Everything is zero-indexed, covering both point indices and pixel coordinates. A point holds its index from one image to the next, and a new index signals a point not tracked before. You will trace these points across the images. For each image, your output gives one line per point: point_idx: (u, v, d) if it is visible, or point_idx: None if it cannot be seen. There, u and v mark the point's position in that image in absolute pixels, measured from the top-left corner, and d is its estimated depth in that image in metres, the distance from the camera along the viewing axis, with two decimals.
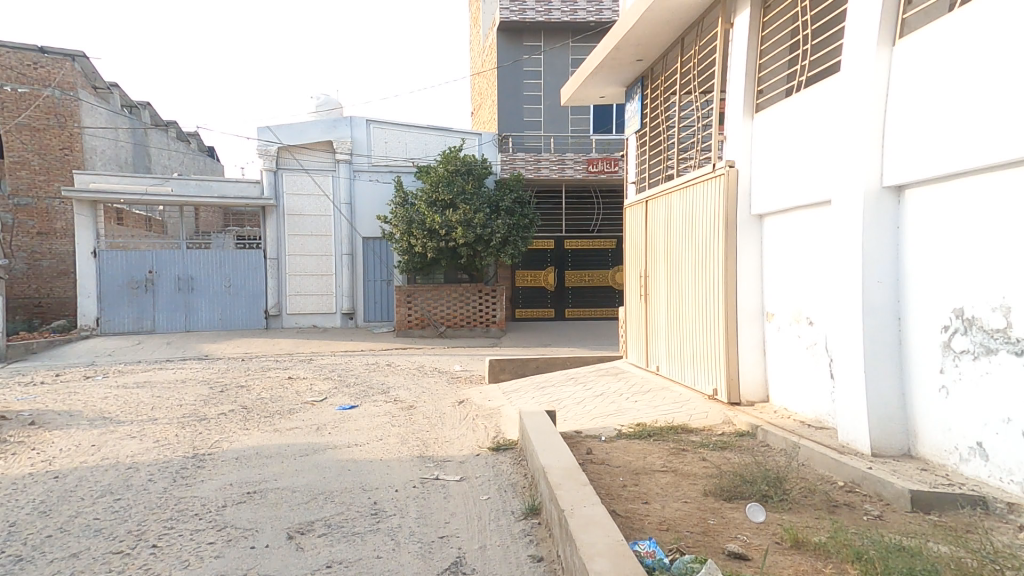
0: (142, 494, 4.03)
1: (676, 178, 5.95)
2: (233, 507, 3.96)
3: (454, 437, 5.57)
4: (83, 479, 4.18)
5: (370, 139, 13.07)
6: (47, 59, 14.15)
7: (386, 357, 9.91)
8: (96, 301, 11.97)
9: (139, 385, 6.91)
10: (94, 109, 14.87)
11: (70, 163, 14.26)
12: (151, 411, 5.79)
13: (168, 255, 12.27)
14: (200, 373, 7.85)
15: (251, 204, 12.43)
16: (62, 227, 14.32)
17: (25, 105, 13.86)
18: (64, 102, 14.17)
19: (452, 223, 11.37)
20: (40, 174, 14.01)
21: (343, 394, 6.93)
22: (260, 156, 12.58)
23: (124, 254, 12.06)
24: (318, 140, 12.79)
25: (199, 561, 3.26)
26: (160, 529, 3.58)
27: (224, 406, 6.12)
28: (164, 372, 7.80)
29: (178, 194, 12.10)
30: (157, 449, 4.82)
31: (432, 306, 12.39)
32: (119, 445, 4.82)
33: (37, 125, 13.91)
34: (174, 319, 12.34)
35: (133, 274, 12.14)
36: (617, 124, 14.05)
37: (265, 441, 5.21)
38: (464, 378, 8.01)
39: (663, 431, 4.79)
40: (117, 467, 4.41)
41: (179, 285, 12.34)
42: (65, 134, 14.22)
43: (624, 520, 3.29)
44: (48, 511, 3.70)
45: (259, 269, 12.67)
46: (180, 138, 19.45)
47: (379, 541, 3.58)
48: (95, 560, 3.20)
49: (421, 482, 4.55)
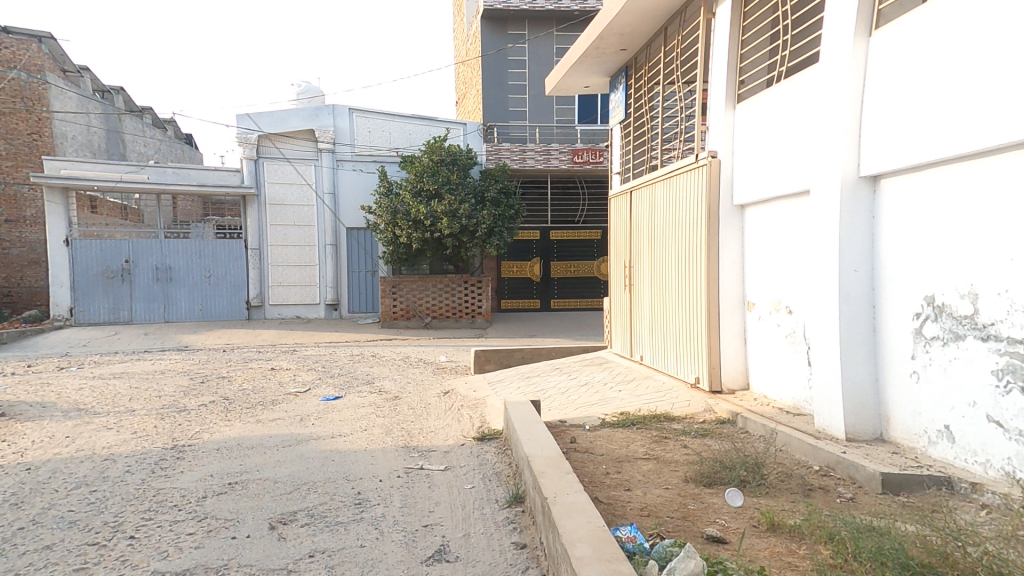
0: (119, 486, 3.97)
1: (660, 168, 5.97)
2: (213, 497, 3.92)
3: (439, 427, 5.58)
4: (57, 470, 4.11)
5: (354, 128, 12.90)
6: (12, 40, 13.68)
7: (371, 348, 9.87)
8: (70, 291, 11.70)
9: (115, 376, 6.79)
10: (63, 93, 14.46)
11: (39, 149, 13.87)
12: (128, 403, 5.70)
13: (145, 244, 12.02)
14: (178, 364, 7.74)
15: (232, 193, 12.21)
16: (32, 215, 13.97)
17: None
18: (30, 85, 13.75)
19: (437, 213, 11.29)
20: (7, 160, 13.58)
21: (326, 384, 6.89)
22: (240, 144, 12.34)
23: (99, 243, 11.80)
24: (300, 128, 12.60)
25: (178, 552, 3.23)
26: (138, 521, 3.54)
27: (204, 397, 6.05)
28: (142, 363, 7.68)
29: (155, 182, 11.83)
30: (135, 440, 4.75)
31: (419, 298, 12.34)
32: (94, 437, 4.75)
33: (3, 109, 13.48)
34: (152, 309, 12.14)
35: (108, 263, 11.89)
36: (601, 114, 14.07)
37: (246, 432, 5.16)
38: (449, 369, 8.01)
39: (646, 419, 4.85)
40: (93, 459, 4.35)
41: (156, 275, 12.12)
42: (33, 119, 13.80)
43: (607, 507, 3.33)
44: (21, 504, 3.63)
45: (241, 259, 12.49)
46: (156, 125, 19.00)
47: (362, 530, 3.58)
48: (70, 552, 3.16)
49: (405, 472, 4.55)
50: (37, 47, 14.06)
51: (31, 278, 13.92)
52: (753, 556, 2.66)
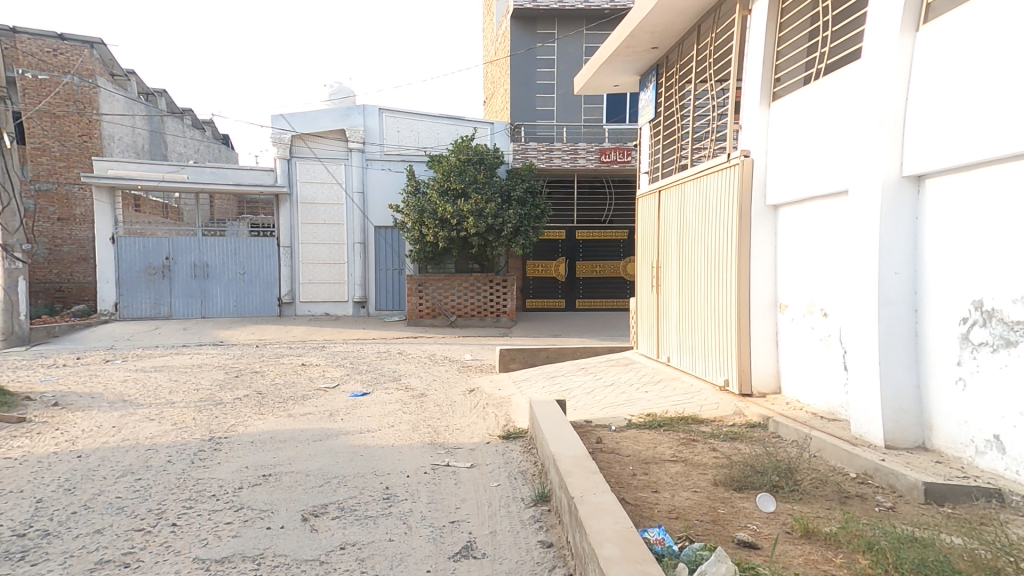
0: (161, 475, 4.12)
1: (689, 167, 5.89)
2: (248, 489, 4.03)
3: (464, 425, 5.62)
4: (106, 458, 4.29)
5: (382, 127, 13.06)
6: (66, 46, 14.36)
7: (398, 345, 9.99)
8: (115, 288, 12.14)
9: (158, 369, 7.03)
10: (111, 96, 15.09)
11: (89, 150, 14.38)
12: (169, 395, 5.91)
13: (185, 242, 12.39)
14: (218, 359, 7.99)
15: (266, 191, 12.51)
16: (82, 213, 14.52)
17: (43, 94, 14.00)
18: (82, 89, 14.31)
19: (464, 212, 11.35)
20: (60, 161, 14.19)
21: (354, 380, 7.00)
22: (274, 144, 12.62)
23: (142, 241, 12.22)
24: (331, 128, 12.81)
25: (217, 540, 3.34)
26: (179, 509, 3.68)
27: (239, 391, 6.24)
28: (180, 358, 7.93)
29: (194, 182, 12.19)
30: (176, 431, 4.92)
31: (444, 296, 12.45)
32: (139, 427, 4.94)
33: (57, 112, 14.06)
34: (191, 304, 12.51)
35: (150, 260, 12.31)
36: (631, 113, 13.95)
37: (280, 426, 5.30)
38: (474, 367, 8.05)
39: (673, 421, 4.81)
40: (137, 448, 4.52)
41: (194, 272, 12.48)
42: (84, 121, 14.30)
43: (634, 508, 3.32)
44: (74, 489, 3.80)
45: (273, 257, 12.78)
46: (196, 125, 19.69)
47: (390, 524, 3.65)
48: (118, 537, 3.30)
49: (432, 468, 4.61)
50: (90, 52, 14.62)
51: (80, 274, 14.49)
52: (786, 563, 2.62)
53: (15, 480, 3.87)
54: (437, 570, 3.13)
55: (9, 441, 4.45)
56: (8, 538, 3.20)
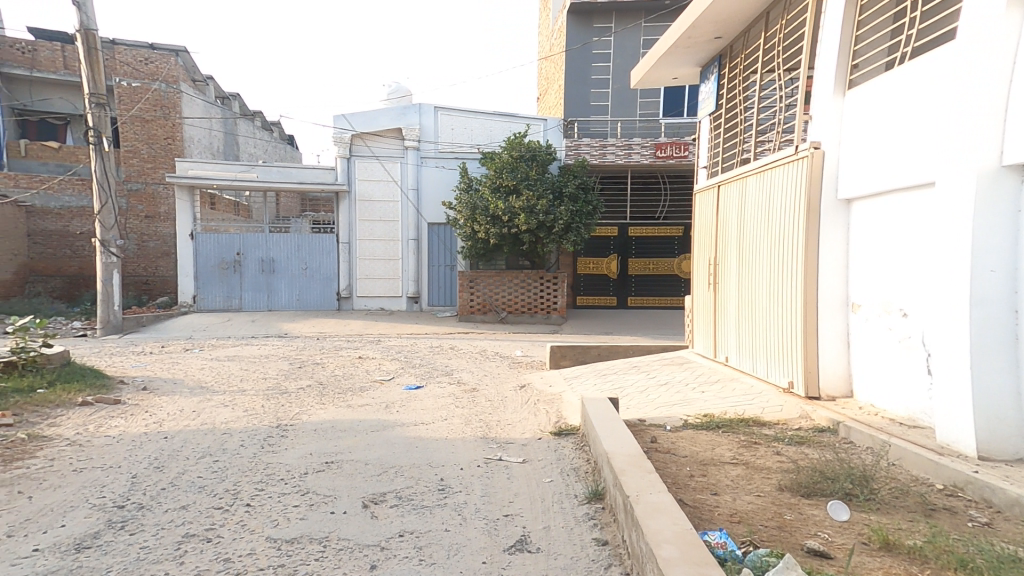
0: (235, 458, 4.37)
1: (752, 161, 5.70)
2: (313, 474, 4.22)
3: (515, 421, 5.66)
4: (188, 440, 4.59)
5: (437, 125, 13.34)
6: (156, 55, 15.31)
7: (450, 340, 10.17)
8: (194, 280, 12.96)
9: (230, 358, 7.47)
10: (192, 101, 16.04)
11: (173, 152, 15.38)
12: (240, 383, 6.27)
13: (254, 238, 13.05)
14: (285, 350, 8.40)
15: (328, 189, 13.03)
16: (165, 211, 15.58)
17: (136, 100, 15.13)
18: (169, 95, 15.34)
19: (515, 209, 11.40)
20: (148, 163, 15.27)
21: (408, 374, 7.19)
22: (334, 143, 13.08)
23: (216, 237, 12.94)
24: (388, 127, 13.15)
25: (287, 521, 3.51)
26: (253, 490, 3.89)
27: (302, 381, 6.53)
28: (249, 348, 8.40)
29: (262, 181, 12.81)
30: (248, 418, 5.21)
31: (495, 292, 12.57)
32: (215, 412, 5.26)
33: (146, 117, 15.12)
34: (259, 298, 13.18)
35: (223, 255, 13.04)
36: (688, 107, 13.76)
37: (338, 416, 5.50)
38: (525, 363, 8.11)
39: (732, 423, 4.67)
40: (214, 432, 4.81)
41: (262, 267, 13.13)
42: (168, 125, 15.29)
43: (693, 510, 3.25)
44: (162, 467, 4.10)
45: (333, 253, 13.28)
46: (265, 126, 20.72)
47: (446, 515, 3.72)
48: (201, 513, 3.53)
49: (485, 462, 4.67)
50: (178, 60, 15.57)
51: (164, 267, 15.52)
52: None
53: (114, 456, 4.21)
54: (492, 562, 3.17)
55: (109, 420, 4.86)
56: (106, 509, 3.48)
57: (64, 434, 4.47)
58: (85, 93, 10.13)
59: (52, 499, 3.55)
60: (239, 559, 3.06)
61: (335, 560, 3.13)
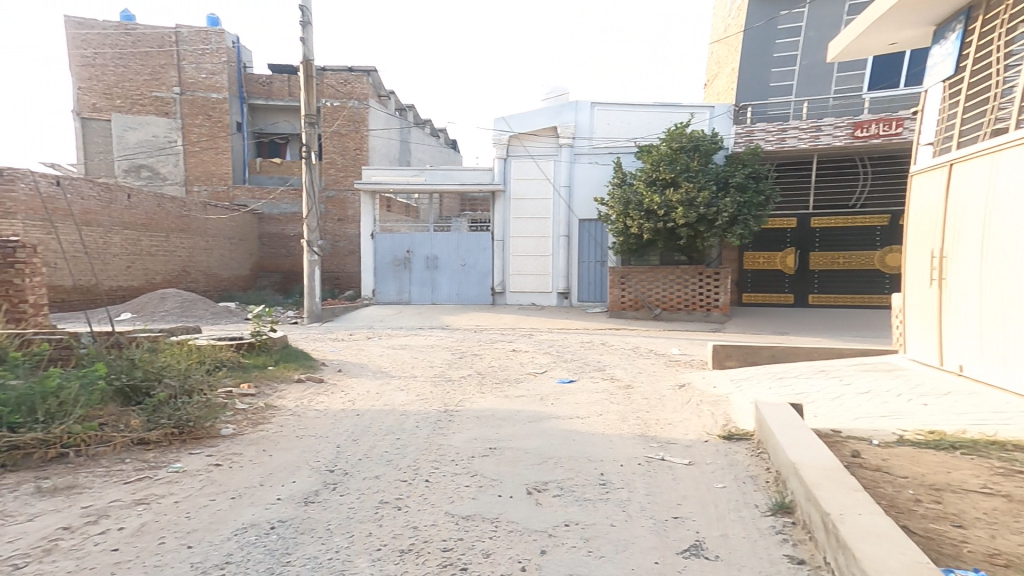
0: (413, 437, 4.73)
1: (1009, 127, 4.58)
2: (478, 458, 4.35)
3: (676, 420, 5.30)
4: (376, 418, 5.12)
5: (593, 122, 13.55)
6: (353, 77, 18.08)
7: (600, 336, 10.06)
8: (372, 275, 14.56)
9: (402, 347, 8.30)
10: (378, 114, 18.60)
11: (360, 161, 18.06)
12: (411, 369, 6.89)
13: (422, 237, 14.40)
14: (445, 341, 9.06)
15: (485, 189, 13.96)
16: (352, 214, 18.16)
17: (336, 117, 18.03)
18: (359, 111, 17.98)
19: (672, 203, 10.94)
20: (341, 172, 18.10)
21: (561, 367, 7.24)
22: (495, 145, 13.95)
23: (392, 237, 14.46)
24: (544, 126, 13.66)
25: (461, 499, 3.63)
26: (429, 467, 4.13)
27: (463, 370, 6.95)
28: (416, 338, 9.23)
29: (429, 183, 13.96)
30: (420, 402, 5.66)
31: (648, 289, 12.19)
32: (393, 395, 5.81)
33: (342, 132, 17.99)
34: (424, 293, 14.51)
35: (396, 253, 14.54)
36: (906, 77, 12.16)
37: (497, 405, 5.68)
38: (683, 362, 7.64)
39: (974, 444, 3.76)
40: (394, 412, 5.30)
41: (428, 263, 14.45)
42: (358, 137, 18.01)
43: (926, 540, 2.63)
44: (358, 440, 4.59)
45: (488, 250, 14.20)
46: (433, 134, 23.28)
47: (610, 509, 3.51)
48: (390, 484, 3.83)
49: (646, 460, 4.39)
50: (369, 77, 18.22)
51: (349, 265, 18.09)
52: None
53: (323, 427, 4.86)
54: (667, 563, 2.89)
55: (316, 395, 5.66)
56: (316, 470, 4.01)
57: (288, 405, 5.30)
58: (302, 115, 12.08)
59: (283, 458, 4.20)
60: (424, 529, 3.24)
61: (507, 540, 3.11)
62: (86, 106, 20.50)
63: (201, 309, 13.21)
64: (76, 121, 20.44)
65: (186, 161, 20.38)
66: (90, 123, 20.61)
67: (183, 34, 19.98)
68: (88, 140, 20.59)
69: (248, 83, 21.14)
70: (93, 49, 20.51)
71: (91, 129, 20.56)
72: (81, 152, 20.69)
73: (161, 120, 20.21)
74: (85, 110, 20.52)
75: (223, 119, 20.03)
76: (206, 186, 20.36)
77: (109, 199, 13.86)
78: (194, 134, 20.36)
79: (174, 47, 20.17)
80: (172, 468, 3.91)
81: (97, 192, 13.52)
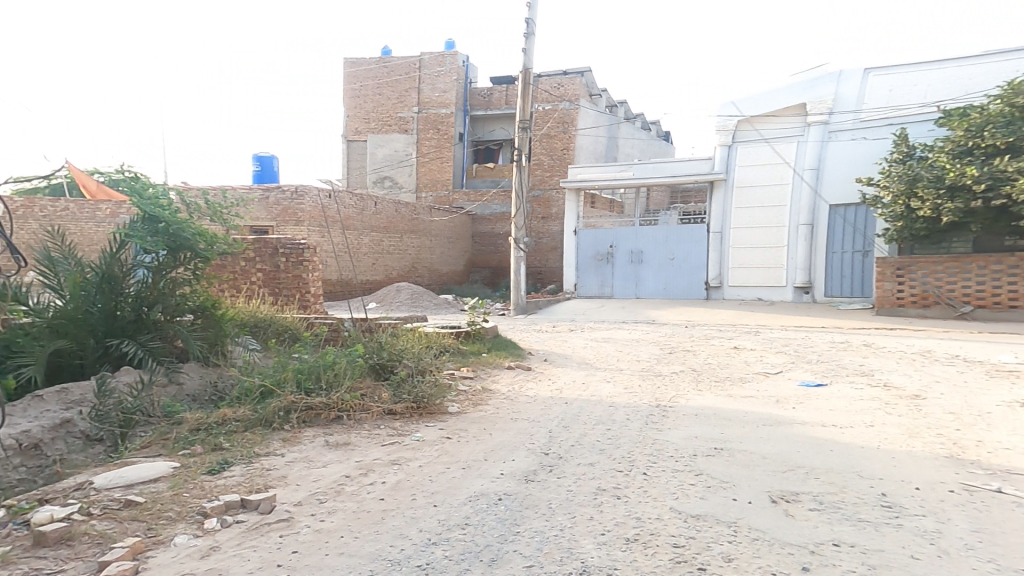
0: (625, 429, 4.74)
1: None
2: (704, 457, 4.12)
3: (1016, 445, 4.07)
4: (583, 408, 5.25)
5: (864, 89, 13.22)
6: (564, 81, 21.19)
7: (859, 337, 9.07)
8: (574, 271, 16.32)
9: (606, 340, 8.63)
10: (587, 114, 21.47)
11: (565, 159, 21.05)
12: (618, 362, 7.04)
13: (626, 232, 15.65)
14: (654, 335, 9.26)
15: (703, 179, 14.71)
16: (554, 211, 21.12)
17: (546, 120, 21.39)
18: (569, 113, 21.01)
19: (1005, 173, 9.74)
20: (546, 171, 21.24)
21: (803, 370, 6.62)
22: (719, 131, 14.68)
23: (595, 232, 16.04)
24: (789, 106, 13.98)
25: (687, 497, 3.45)
26: (646, 461, 4.06)
27: (676, 365, 6.87)
28: (621, 332, 9.49)
29: (637, 178, 15.47)
30: (628, 394, 5.68)
31: (939, 279, 11.00)
32: (600, 386, 5.96)
33: (552, 134, 21.28)
34: (627, 287, 15.72)
35: (598, 249, 16.05)
36: None
37: (712, 404, 5.39)
38: (1006, 372, 6.23)
39: None
40: (602, 403, 5.42)
41: (631, 257, 15.63)
42: (565, 138, 21.04)
43: None
44: (569, 426, 4.79)
45: (703, 242, 14.85)
46: (643, 126, 24.93)
47: (907, 539, 2.87)
48: (606, 473, 3.86)
49: (964, 488, 3.45)
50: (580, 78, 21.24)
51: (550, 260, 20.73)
52: None
53: (534, 412, 5.18)
54: None
55: (525, 382, 6.09)
56: (529, 451, 4.28)
57: (501, 390, 5.80)
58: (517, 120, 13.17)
59: (501, 438, 4.57)
60: (650, 521, 3.15)
61: (753, 549, 2.83)
62: (351, 130, 25.37)
63: (429, 301, 15.50)
64: (343, 143, 25.41)
65: (418, 170, 23.93)
66: (353, 144, 25.49)
67: (425, 59, 23.91)
68: (350, 157, 25.46)
69: (472, 98, 24.74)
70: (359, 82, 24.83)
71: (353, 148, 25.39)
72: (346, 169, 25.63)
73: (402, 136, 24.25)
74: (350, 133, 25.40)
75: (449, 131, 23.76)
76: (432, 193, 23.74)
77: (363, 206, 17.31)
78: (426, 147, 23.88)
79: (418, 72, 24.05)
80: (413, 437, 4.57)
81: (353, 201, 16.96)
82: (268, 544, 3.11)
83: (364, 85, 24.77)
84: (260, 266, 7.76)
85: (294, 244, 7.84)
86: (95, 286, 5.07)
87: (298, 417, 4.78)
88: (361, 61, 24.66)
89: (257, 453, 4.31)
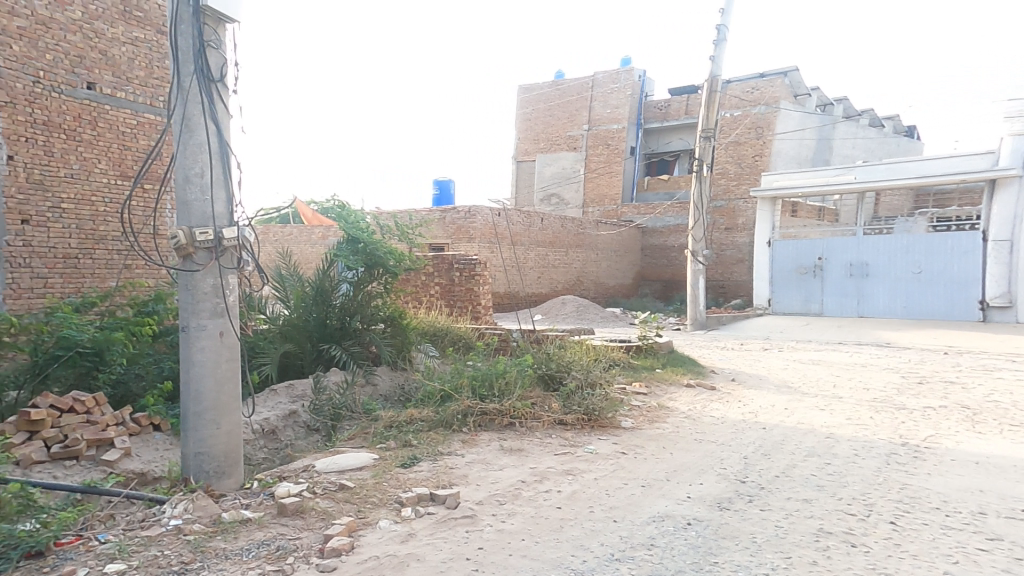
0: (855, 467, 4.20)
1: None
2: (998, 519, 3.31)
3: None
4: (786, 434, 5.01)
5: None
6: (763, 83, 21.16)
7: None
8: (768, 286, 15.38)
9: (815, 363, 8.78)
10: (791, 117, 20.82)
11: (759, 165, 20.84)
12: (833, 390, 6.81)
13: (842, 243, 14.22)
14: (893, 363, 8.78)
15: (988, 177, 12.34)
16: (741, 222, 20.86)
17: (735, 126, 21.52)
18: (766, 116, 20.80)
19: None
20: (732, 180, 21.39)
21: None
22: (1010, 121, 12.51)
23: (796, 244, 14.88)
24: None
25: (971, 563, 2.83)
26: (893, 509, 3.48)
27: (932, 401, 6.22)
28: (843, 360, 9.13)
29: (862, 181, 14.12)
30: (854, 427, 5.20)
31: None
32: (810, 414, 5.66)
33: (741, 140, 21.31)
34: (845, 304, 14.25)
35: (802, 261, 14.85)
36: None
37: (996, 451, 4.54)
38: None
39: None
40: (820, 434, 5.02)
41: (851, 271, 14.14)
42: (760, 143, 20.89)
43: None
44: (771, 454, 4.49)
45: (974, 253, 12.61)
46: (874, 125, 23.09)
47: None
48: (833, 513, 3.43)
49: None
50: (782, 80, 20.88)
51: (735, 273, 20.59)
52: None
53: (723, 435, 5.02)
54: None
55: (710, 402, 6.17)
56: (716, 475, 4.08)
57: (679, 408, 5.84)
58: (699, 129, 13.11)
59: (684, 458, 4.46)
60: None
61: None
62: (520, 152, 27.46)
63: (593, 315, 16.03)
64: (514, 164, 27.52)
65: (586, 186, 24.95)
66: (522, 164, 27.46)
67: (598, 79, 24.78)
68: (519, 178, 27.46)
69: (646, 110, 24.55)
70: (532, 107, 26.80)
71: (522, 168, 27.35)
72: (514, 188, 27.69)
73: (571, 154, 25.49)
74: (520, 155, 27.44)
75: (620, 146, 24.14)
76: (599, 208, 24.53)
77: (529, 223, 17.58)
78: (593, 163, 24.74)
79: (590, 92, 24.96)
80: (586, 449, 4.64)
81: (520, 217, 17.35)
82: (456, 538, 3.40)
83: (536, 110, 26.67)
84: (438, 280, 8.91)
85: (467, 260, 8.80)
86: (309, 300, 6.04)
87: (474, 421, 5.14)
88: (537, 87, 26.55)
89: (440, 451, 4.71)
